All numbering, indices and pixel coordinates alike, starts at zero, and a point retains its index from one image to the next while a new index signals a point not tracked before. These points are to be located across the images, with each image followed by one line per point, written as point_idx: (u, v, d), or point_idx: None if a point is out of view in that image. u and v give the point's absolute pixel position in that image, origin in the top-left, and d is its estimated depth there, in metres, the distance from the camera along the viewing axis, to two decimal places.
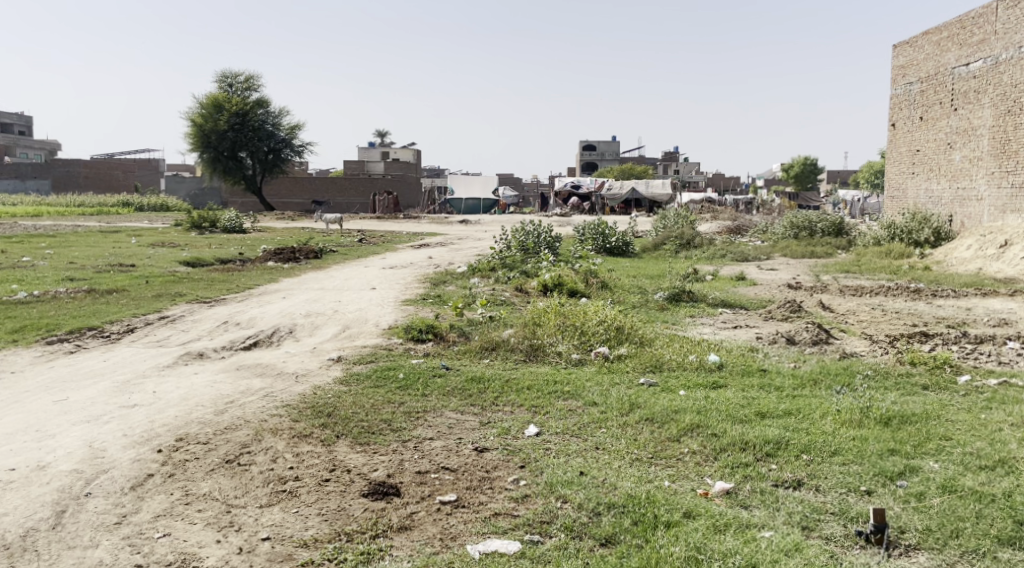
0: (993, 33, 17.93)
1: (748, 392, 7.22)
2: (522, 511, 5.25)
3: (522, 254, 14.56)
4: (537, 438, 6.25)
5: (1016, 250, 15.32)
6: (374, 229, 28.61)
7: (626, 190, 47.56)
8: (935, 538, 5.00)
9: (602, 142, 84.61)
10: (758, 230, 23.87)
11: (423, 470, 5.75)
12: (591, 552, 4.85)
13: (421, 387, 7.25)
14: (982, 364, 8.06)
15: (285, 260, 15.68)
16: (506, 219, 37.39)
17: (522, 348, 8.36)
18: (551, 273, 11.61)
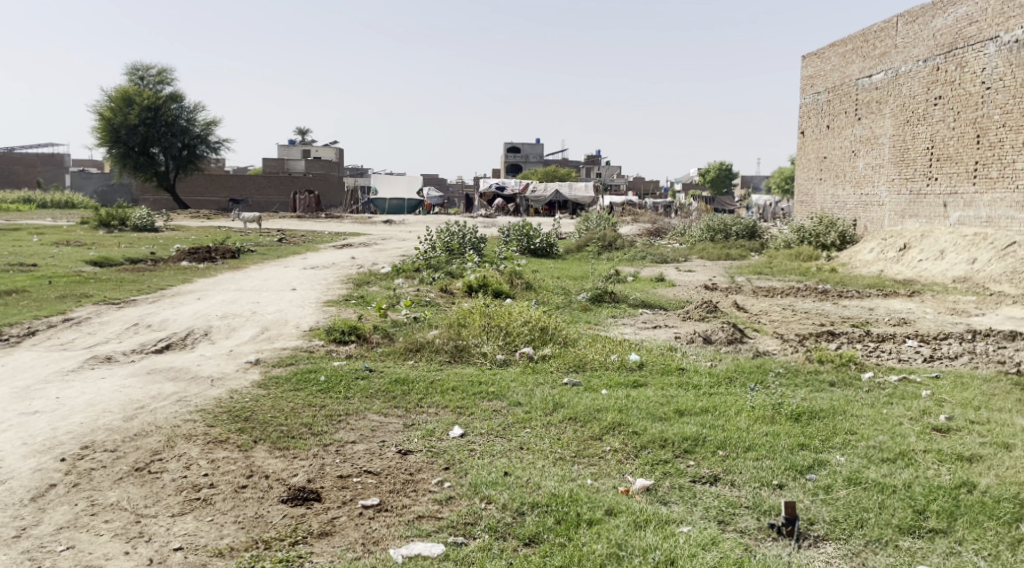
0: (894, 47, 18.73)
1: (666, 391, 7.41)
2: (446, 513, 5.32)
3: (447, 254, 14.61)
4: (462, 439, 6.33)
5: (914, 253, 16.17)
6: (293, 228, 28.16)
7: (550, 193, 47.73)
8: (841, 529, 5.25)
9: (526, 144, 85.25)
10: (678, 233, 24.40)
11: (345, 474, 5.76)
12: (514, 553, 4.95)
13: (344, 390, 7.25)
14: (884, 361, 8.47)
15: (199, 261, 15.35)
16: (430, 221, 37.32)
17: (446, 349, 8.41)
18: (476, 275, 11.69)
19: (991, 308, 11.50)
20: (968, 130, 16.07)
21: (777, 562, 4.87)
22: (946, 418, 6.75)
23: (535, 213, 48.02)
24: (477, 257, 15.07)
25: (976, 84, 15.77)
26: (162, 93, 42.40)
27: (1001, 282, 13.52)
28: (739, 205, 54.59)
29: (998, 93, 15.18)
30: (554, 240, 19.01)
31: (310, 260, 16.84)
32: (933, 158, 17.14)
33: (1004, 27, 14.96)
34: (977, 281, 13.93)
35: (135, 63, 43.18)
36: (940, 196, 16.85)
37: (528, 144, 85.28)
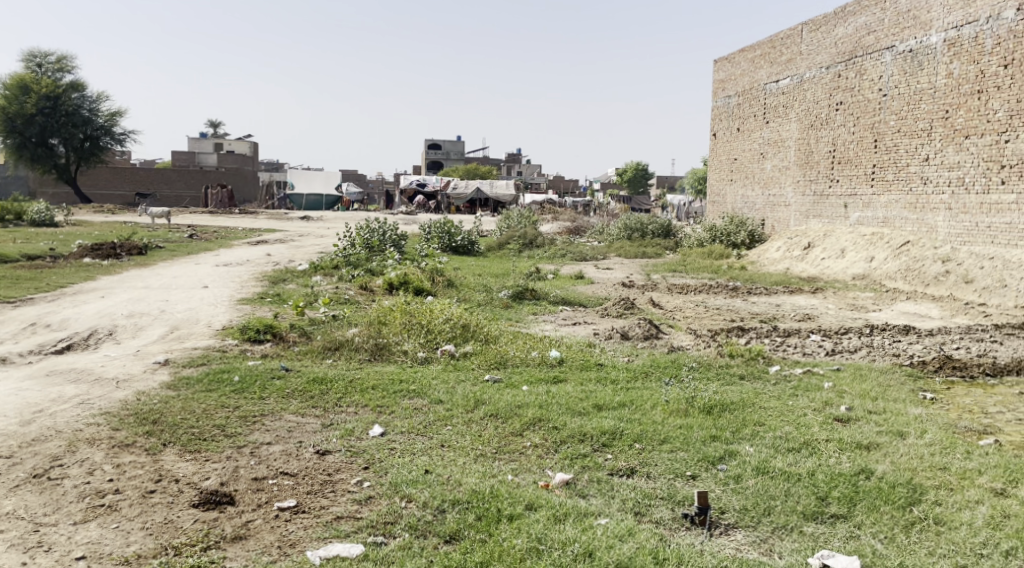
0: (799, 53, 19.41)
1: (585, 386, 7.58)
2: (365, 513, 5.35)
3: (366, 251, 14.57)
4: (382, 438, 6.37)
5: (817, 252, 16.92)
6: (205, 224, 27.55)
7: (471, 190, 47.77)
8: (750, 516, 5.49)
9: (447, 142, 85.17)
10: (596, 231, 24.81)
11: (260, 476, 5.74)
12: (435, 550, 5.02)
13: (259, 390, 7.20)
14: (790, 355, 8.83)
15: (103, 257, 14.90)
16: (348, 217, 37.01)
17: (366, 347, 8.41)
18: (396, 272, 11.69)
19: (886, 303, 12.11)
20: (866, 135, 16.78)
21: (690, 551, 5.07)
22: (847, 409, 7.10)
23: (457, 211, 48.03)
24: (398, 253, 15.10)
25: (874, 92, 16.49)
26: (61, 81, 40.83)
27: (896, 280, 14.23)
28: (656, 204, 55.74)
29: (894, 100, 15.90)
30: (474, 238, 19.11)
31: (223, 257, 16.55)
32: (834, 161, 17.86)
33: (899, 38, 15.67)
34: (875, 279, 14.63)
35: (33, 49, 41.55)
36: (842, 197, 17.58)
37: (449, 141, 85.21)
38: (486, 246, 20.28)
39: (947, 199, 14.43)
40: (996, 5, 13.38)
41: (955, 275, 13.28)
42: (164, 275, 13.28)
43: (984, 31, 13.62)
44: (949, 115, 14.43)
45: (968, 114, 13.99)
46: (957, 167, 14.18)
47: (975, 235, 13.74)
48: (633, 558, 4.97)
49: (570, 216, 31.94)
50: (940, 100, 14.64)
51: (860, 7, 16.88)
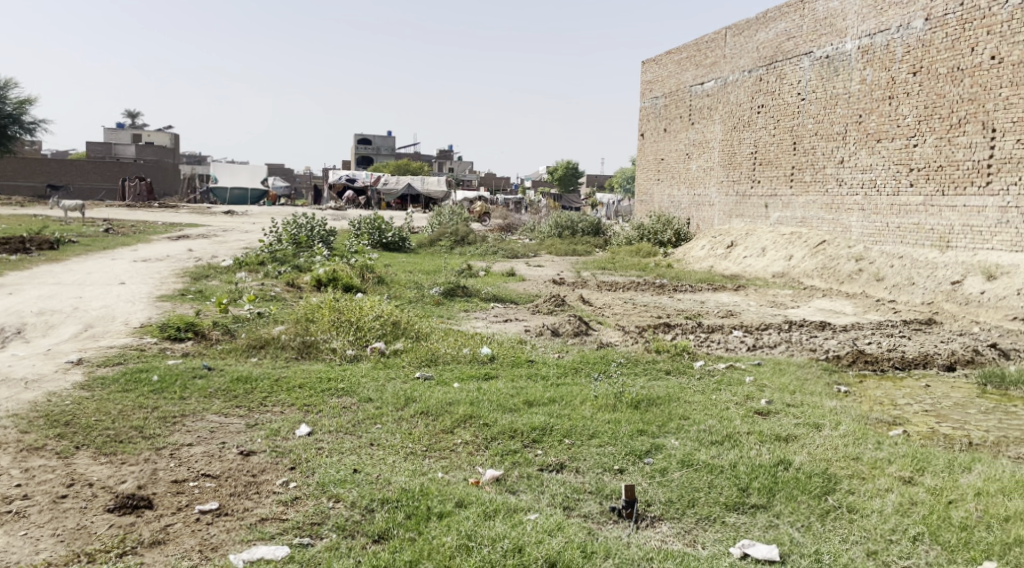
0: (722, 57, 19.87)
1: (517, 383, 7.67)
2: (291, 514, 5.33)
3: (293, 247, 14.43)
4: (308, 438, 6.34)
5: (740, 250, 17.39)
6: (124, 218, 26.78)
7: (402, 186, 47.44)
8: (675, 509, 5.63)
9: (377, 137, 84.50)
10: (527, 228, 24.98)
11: (180, 479, 5.68)
12: (363, 550, 5.03)
13: (180, 389, 7.10)
14: (713, 351, 9.07)
15: (12, 252, 14.38)
16: (276, 212, 36.48)
17: (293, 345, 8.35)
18: (325, 268, 11.59)
19: (804, 300, 12.52)
20: (785, 138, 17.26)
21: (617, 544, 5.18)
22: (767, 402, 7.33)
23: (388, 207, 47.66)
24: (327, 249, 14.98)
25: (793, 96, 16.98)
26: None
27: (813, 277, 14.71)
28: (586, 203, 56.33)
29: (811, 105, 16.41)
30: (405, 234, 19.05)
31: (141, 252, 16.14)
32: (756, 162, 18.34)
33: (817, 44, 16.19)
34: (793, 277, 15.09)
35: None
36: (762, 198, 18.07)
37: (379, 136, 84.55)
38: (417, 243, 20.23)
39: (860, 200, 14.98)
40: (906, 15, 13.95)
41: (867, 273, 13.80)
42: (79, 271, 12.89)
43: (895, 40, 14.19)
44: (862, 119, 14.96)
45: (879, 119, 14.55)
46: (870, 170, 14.73)
47: (887, 234, 14.31)
48: (562, 552, 5.03)
49: (500, 213, 32.07)
50: (855, 105, 15.17)
51: (780, 13, 17.36)
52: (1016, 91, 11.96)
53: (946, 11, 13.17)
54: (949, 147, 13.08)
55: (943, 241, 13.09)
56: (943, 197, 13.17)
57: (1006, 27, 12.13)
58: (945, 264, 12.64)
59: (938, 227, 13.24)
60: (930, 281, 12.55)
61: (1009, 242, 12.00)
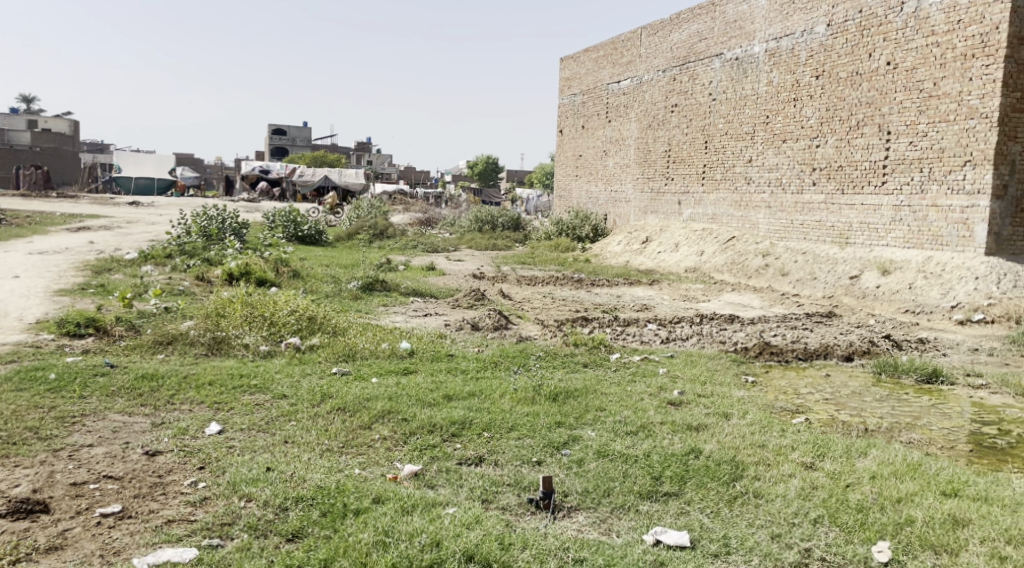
0: (638, 56, 20.23)
1: (436, 377, 7.73)
2: (200, 515, 5.27)
3: (203, 240, 14.14)
4: (219, 436, 6.27)
5: (655, 245, 17.81)
6: (19, 209, 25.67)
7: (319, 178, 46.52)
8: (591, 498, 5.77)
9: (293, 128, 83.09)
10: (447, 223, 24.97)
11: (80, 481, 5.56)
12: (276, 549, 4.98)
13: (79, 387, 6.93)
14: (629, 344, 9.29)
15: None
16: (187, 204, 35.58)
17: (202, 341, 8.23)
18: (237, 262, 11.38)
19: (715, 294, 12.89)
20: (697, 137, 17.71)
21: (534, 535, 5.25)
22: (679, 393, 7.56)
23: (304, 199, 46.68)
24: (239, 242, 14.73)
25: (704, 96, 17.43)
26: None
27: (723, 272, 15.14)
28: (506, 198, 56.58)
29: (721, 105, 16.88)
30: (321, 227, 18.86)
31: (38, 244, 15.55)
32: (669, 160, 18.77)
33: (727, 46, 16.65)
34: (704, 271, 15.53)
35: None
36: (676, 195, 18.51)
37: (295, 127, 83.17)
38: (334, 236, 20.01)
39: (767, 197, 15.50)
40: (810, 20, 14.48)
41: (773, 268, 14.29)
42: None
43: (799, 44, 14.72)
44: (769, 120, 15.47)
45: (785, 120, 15.07)
46: (776, 169, 15.25)
47: (791, 231, 14.88)
48: (480, 545, 5.06)
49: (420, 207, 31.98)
50: (762, 106, 15.67)
51: (692, 14, 17.77)
52: (909, 96, 12.55)
53: (846, 18, 13.72)
54: (848, 148, 13.66)
55: (843, 238, 13.71)
56: (842, 195, 13.76)
57: (901, 35, 12.71)
58: (844, 260, 13.22)
59: (838, 224, 13.85)
60: (830, 276, 13.12)
61: (902, 238, 12.64)
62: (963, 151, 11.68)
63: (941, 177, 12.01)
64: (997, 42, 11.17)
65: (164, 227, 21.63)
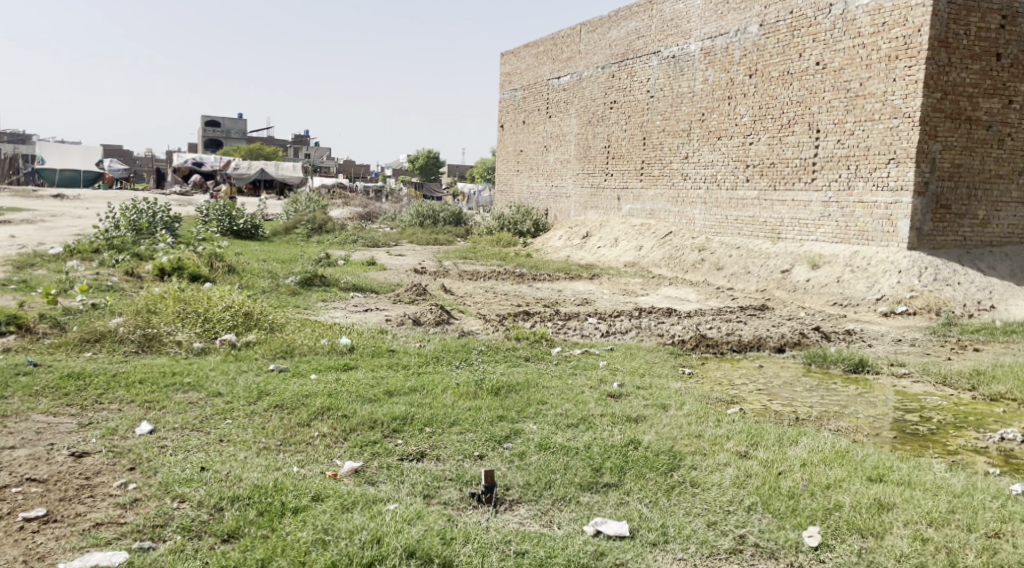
0: (578, 52, 20.36)
1: (377, 372, 7.71)
2: (130, 517, 5.18)
3: (132, 235, 13.81)
4: (150, 436, 6.16)
5: (595, 240, 18.01)
6: None
7: (255, 171, 45.71)
8: (533, 491, 5.82)
9: (228, 119, 81.62)
10: (387, 218, 24.84)
11: (2, 486, 5.42)
12: (211, 551, 4.92)
13: (1, 388, 6.75)
14: (570, 338, 9.37)
15: None
16: (116, 197, 34.67)
17: (132, 339, 8.07)
18: (168, 257, 11.15)
19: (653, 288, 13.07)
20: (636, 133, 17.91)
21: (476, 530, 5.27)
22: (619, 386, 7.67)
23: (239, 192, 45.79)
24: (170, 237, 14.44)
25: (642, 93, 17.63)
26: None
27: (661, 267, 15.36)
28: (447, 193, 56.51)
29: (659, 102, 17.09)
30: (257, 221, 18.58)
31: None
32: (609, 156, 18.95)
33: (664, 44, 16.86)
34: (643, 266, 15.75)
35: None
36: (615, 190, 18.70)
37: (230, 119, 81.70)
38: (271, 230, 19.74)
39: (703, 193, 15.77)
40: (743, 20, 14.75)
41: (708, 263, 14.55)
42: None
43: (733, 43, 14.99)
44: (705, 118, 15.73)
45: (720, 118, 15.33)
46: (712, 165, 15.52)
47: (725, 226, 15.16)
48: (421, 541, 5.05)
49: (358, 202, 31.68)
50: (698, 103, 15.92)
51: (630, 12, 17.95)
52: (838, 96, 12.88)
53: (778, 19, 14.01)
54: (780, 146, 13.96)
55: (775, 233, 14.02)
56: (774, 192, 14.07)
57: (830, 36, 13.02)
58: (776, 254, 13.53)
59: (770, 220, 14.15)
60: (763, 270, 13.41)
61: (830, 233, 13.00)
62: (887, 149, 12.03)
63: (867, 174, 12.36)
64: (919, 45, 11.50)
65: (90, 221, 21.04)
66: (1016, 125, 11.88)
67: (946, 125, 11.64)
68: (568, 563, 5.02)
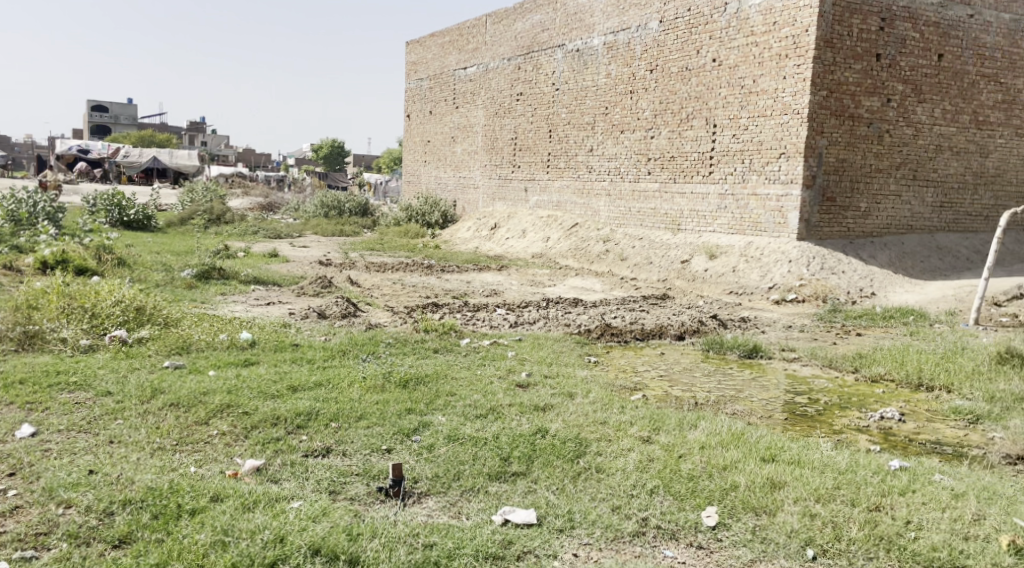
0: (484, 43, 20.34)
1: (280, 367, 7.56)
2: (12, 526, 4.93)
3: (13, 227, 13.15)
4: (33, 440, 5.88)
5: (503, 232, 18.17)
6: None
7: (146, 159, 44.21)
8: (441, 483, 5.79)
9: (116, 105, 78.64)
10: (290, 208, 24.41)
11: None
12: (101, 557, 4.73)
13: None
14: (478, 329, 9.36)
15: None
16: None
17: (12, 337, 7.68)
18: (52, 249, 10.65)
19: (559, 279, 13.20)
20: (541, 125, 18.01)
21: (383, 524, 5.20)
22: (527, 375, 7.71)
23: (130, 181, 44.22)
24: (55, 228, 13.80)
25: (547, 85, 17.74)
26: None
27: (567, 258, 15.55)
28: (351, 182, 55.96)
29: (564, 95, 17.22)
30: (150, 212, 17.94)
31: None
32: (515, 147, 19.01)
33: (568, 37, 16.99)
34: (550, 256, 15.94)
35: None
36: (522, 181, 18.78)
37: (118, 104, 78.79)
38: (165, 221, 19.10)
39: (607, 185, 15.99)
40: (644, 15, 14.98)
41: (613, 254, 14.81)
42: None
43: (634, 38, 15.22)
44: (608, 111, 15.93)
45: (623, 112, 15.55)
46: (615, 158, 15.73)
47: (628, 218, 15.42)
48: (327, 538, 4.96)
49: (260, 192, 31.01)
50: (601, 97, 16.11)
51: (535, 5, 18.03)
52: (733, 92, 13.21)
53: (676, 16, 14.28)
54: (679, 140, 14.26)
55: (675, 224, 14.32)
56: (675, 184, 14.36)
57: (724, 33, 13.35)
58: (676, 245, 13.83)
59: (670, 211, 14.45)
60: (664, 261, 13.69)
61: (727, 225, 13.35)
62: (778, 144, 12.41)
63: (760, 168, 12.73)
64: (807, 44, 11.88)
65: None
66: (894, 122, 12.42)
67: (830, 122, 12.08)
68: (477, 553, 5.01)
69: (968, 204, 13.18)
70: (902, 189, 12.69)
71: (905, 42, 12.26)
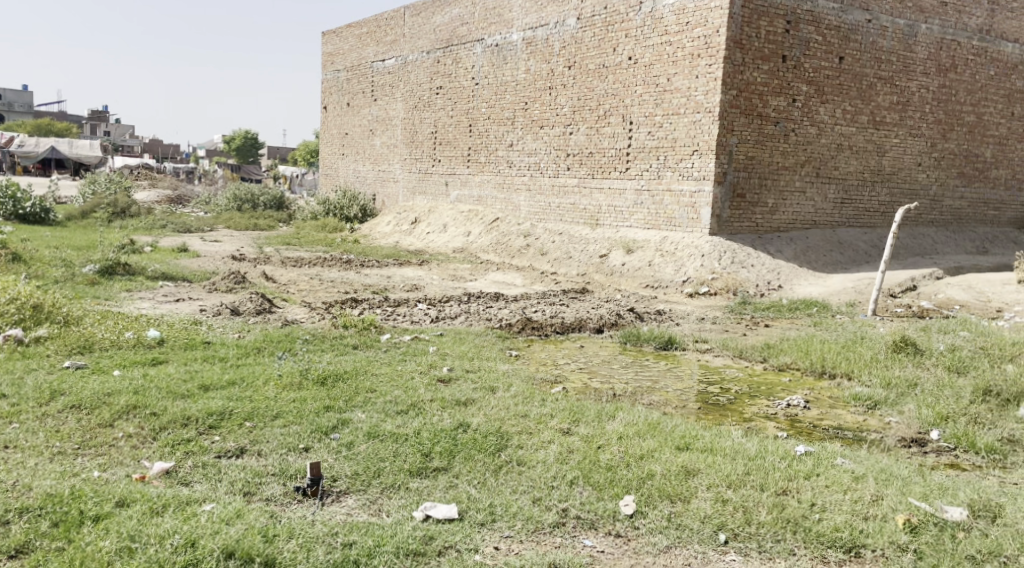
0: (402, 36, 20.17)
1: (191, 366, 7.35)
2: None
3: None
4: None
5: (423, 227, 18.11)
6: None
7: (44, 149, 42.39)
8: (361, 481, 5.71)
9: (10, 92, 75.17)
10: (202, 202, 23.80)
11: None
12: None
13: None
14: (399, 324, 9.29)
15: None
16: None
17: None
18: None
19: (479, 273, 13.20)
20: (461, 119, 17.96)
21: (300, 525, 5.11)
22: (447, 370, 7.67)
23: (26, 172, 42.33)
24: None
25: (467, 79, 17.70)
26: None
27: (488, 252, 15.59)
28: (265, 175, 54.88)
29: (483, 89, 17.19)
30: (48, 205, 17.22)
31: None
32: (435, 142, 18.92)
33: (487, 32, 16.99)
34: (471, 251, 15.95)
35: None
36: (442, 176, 18.70)
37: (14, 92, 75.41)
38: (66, 214, 18.37)
39: (527, 181, 16.05)
40: (561, 12, 15.08)
41: (533, 249, 14.90)
42: None
43: (552, 35, 15.31)
44: (527, 106, 15.99)
45: (542, 107, 15.63)
46: (535, 153, 15.80)
47: (548, 213, 15.51)
48: (241, 540, 4.84)
49: (166, 183, 30.23)
50: (520, 92, 16.15)
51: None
52: (648, 90, 13.40)
53: (593, 13, 14.41)
54: (597, 136, 14.41)
55: (593, 219, 14.48)
56: (593, 179, 14.51)
57: (639, 32, 13.52)
58: (595, 240, 13.98)
59: (589, 206, 14.59)
60: (583, 255, 13.84)
61: (642, 220, 13.56)
62: (690, 142, 12.66)
63: (674, 165, 12.96)
64: (717, 45, 12.13)
65: None
66: (798, 121, 12.80)
67: (740, 121, 12.36)
68: (396, 550, 4.97)
69: (867, 201, 13.69)
70: (806, 185, 13.08)
71: (809, 44, 12.65)
